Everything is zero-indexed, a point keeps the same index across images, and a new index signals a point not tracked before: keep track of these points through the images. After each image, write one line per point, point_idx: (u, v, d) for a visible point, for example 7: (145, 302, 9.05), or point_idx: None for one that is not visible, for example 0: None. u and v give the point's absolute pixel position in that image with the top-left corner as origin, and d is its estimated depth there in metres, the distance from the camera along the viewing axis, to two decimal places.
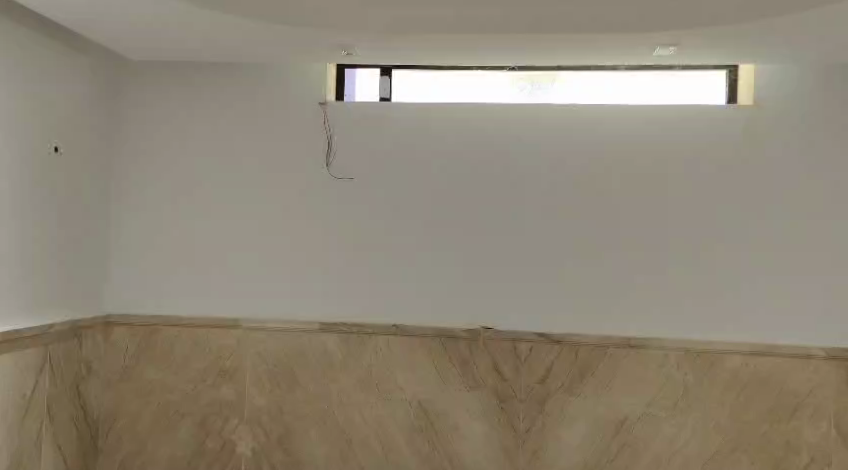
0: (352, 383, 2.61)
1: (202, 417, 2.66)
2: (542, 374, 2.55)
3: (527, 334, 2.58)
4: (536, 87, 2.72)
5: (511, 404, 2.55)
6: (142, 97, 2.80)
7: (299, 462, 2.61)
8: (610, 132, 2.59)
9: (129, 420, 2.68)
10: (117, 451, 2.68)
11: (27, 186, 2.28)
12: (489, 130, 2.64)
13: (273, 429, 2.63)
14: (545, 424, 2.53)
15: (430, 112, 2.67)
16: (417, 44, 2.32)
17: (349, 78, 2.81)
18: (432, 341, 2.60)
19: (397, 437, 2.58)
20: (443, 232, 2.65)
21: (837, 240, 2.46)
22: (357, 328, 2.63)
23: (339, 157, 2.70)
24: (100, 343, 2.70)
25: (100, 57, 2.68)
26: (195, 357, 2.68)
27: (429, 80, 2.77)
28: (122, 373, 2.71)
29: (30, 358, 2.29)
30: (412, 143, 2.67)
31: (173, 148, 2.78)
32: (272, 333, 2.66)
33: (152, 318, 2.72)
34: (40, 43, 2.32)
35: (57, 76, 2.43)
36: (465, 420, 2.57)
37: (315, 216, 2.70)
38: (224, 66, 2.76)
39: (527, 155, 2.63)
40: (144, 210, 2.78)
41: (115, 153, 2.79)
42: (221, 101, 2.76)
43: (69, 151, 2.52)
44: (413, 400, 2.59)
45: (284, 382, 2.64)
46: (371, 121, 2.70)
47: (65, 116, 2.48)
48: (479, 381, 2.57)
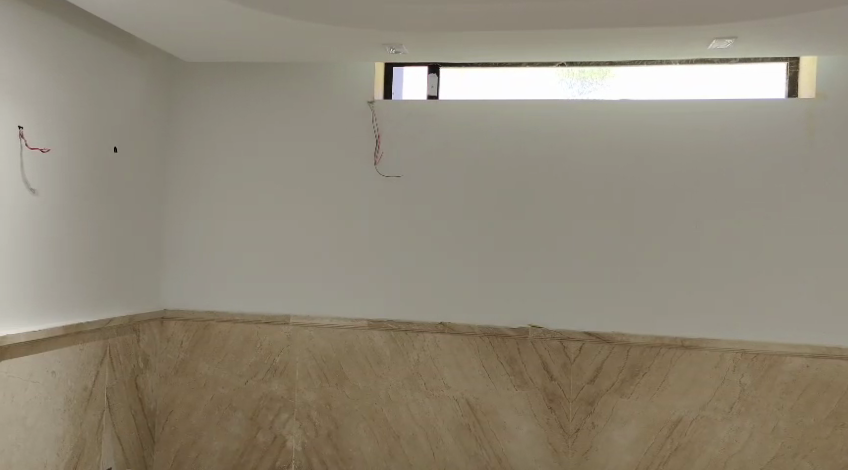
0: (400, 380, 2.62)
1: (253, 411, 2.71)
2: (591, 374, 2.51)
3: (576, 333, 2.54)
4: (586, 83, 2.68)
5: (559, 404, 2.52)
6: (195, 98, 2.86)
7: (348, 458, 2.63)
8: (663, 127, 2.53)
9: (184, 413, 2.75)
10: (173, 442, 2.76)
11: (85, 185, 2.39)
12: (537, 127, 2.61)
13: (322, 424, 2.66)
14: (595, 425, 2.50)
15: (478, 109, 2.65)
16: (463, 43, 2.31)
17: (397, 77, 2.82)
18: (480, 338, 2.59)
19: (445, 435, 2.58)
20: (490, 231, 2.63)
21: (838, 240, 2.40)
22: (405, 325, 2.64)
23: (386, 155, 2.71)
24: (157, 337, 2.77)
25: (155, 59, 2.76)
26: (247, 352, 2.73)
27: (477, 78, 2.76)
28: (177, 367, 2.77)
29: (90, 350, 2.38)
30: (459, 141, 2.66)
31: (224, 147, 2.83)
32: (321, 329, 2.70)
33: (205, 314, 2.79)
34: (98, 47, 2.42)
35: (114, 79, 2.52)
36: (513, 419, 2.55)
37: (362, 215, 2.72)
38: (275, 66, 2.81)
39: (576, 151, 2.59)
40: (197, 208, 2.84)
41: (170, 153, 2.87)
42: (271, 102, 2.80)
43: (125, 151, 2.62)
44: (460, 398, 2.58)
45: (332, 378, 2.67)
46: (418, 119, 2.70)
47: (121, 117, 2.58)
48: (527, 380, 2.55)
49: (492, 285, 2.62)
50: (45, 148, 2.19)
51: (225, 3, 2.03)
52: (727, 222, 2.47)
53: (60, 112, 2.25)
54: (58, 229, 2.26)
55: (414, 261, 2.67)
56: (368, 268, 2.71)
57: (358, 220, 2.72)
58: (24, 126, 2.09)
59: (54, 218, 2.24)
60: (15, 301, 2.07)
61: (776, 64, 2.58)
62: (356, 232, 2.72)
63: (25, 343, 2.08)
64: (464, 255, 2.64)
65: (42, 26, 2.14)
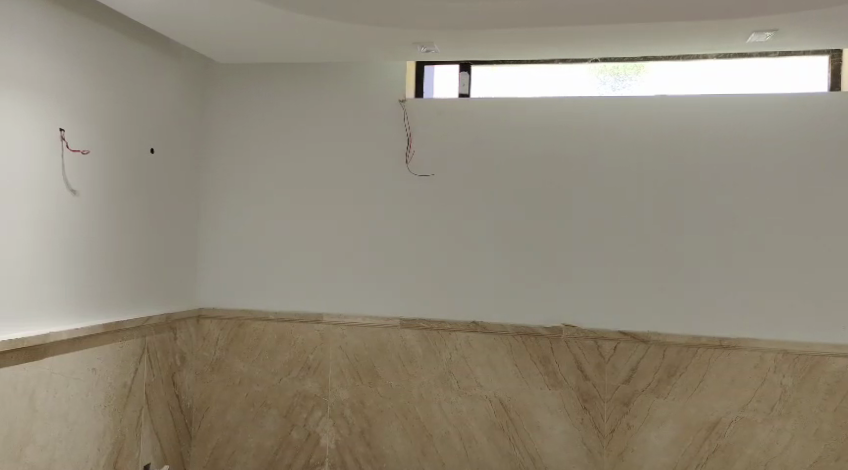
0: (433, 378, 2.62)
1: (287, 409, 2.74)
2: (627, 374, 2.48)
3: (610, 333, 2.51)
4: (619, 79, 2.65)
5: (594, 404, 2.50)
6: (229, 99, 2.90)
7: (381, 456, 2.64)
8: (700, 122, 2.49)
9: (219, 410, 2.79)
10: (209, 439, 2.80)
11: (123, 186, 2.44)
12: (571, 124, 2.59)
13: (355, 423, 2.68)
14: (631, 425, 2.46)
15: (510, 107, 2.64)
16: (495, 41, 2.30)
17: (428, 75, 2.82)
18: (513, 338, 2.58)
19: (478, 435, 2.57)
20: (522, 228, 2.61)
21: None
22: (437, 324, 2.64)
23: (418, 154, 2.71)
24: (193, 334, 2.82)
25: (190, 61, 2.80)
26: (281, 350, 2.76)
27: (508, 75, 2.74)
28: (212, 365, 2.81)
29: (130, 348, 2.43)
30: (490, 139, 2.65)
31: (257, 147, 2.86)
32: (353, 328, 2.71)
33: (240, 312, 2.82)
34: (135, 51, 2.47)
35: (151, 81, 2.57)
36: (547, 419, 2.53)
37: (393, 213, 2.72)
38: (307, 67, 2.83)
39: (610, 148, 2.56)
40: (231, 208, 2.88)
41: (204, 153, 2.91)
42: (303, 102, 2.82)
43: (162, 152, 2.66)
44: (493, 397, 2.57)
45: (365, 376, 2.68)
46: (450, 117, 2.70)
47: (157, 119, 2.62)
48: (561, 380, 2.52)
49: (524, 283, 2.61)
50: (85, 150, 2.24)
51: (259, 5, 2.05)
52: (767, 219, 2.42)
53: (99, 114, 2.30)
54: (98, 229, 2.31)
55: (446, 260, 2.67)
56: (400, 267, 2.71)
57: (390, 219, 2.73)
58: (65, 128, 2.14)
59: (94, 218, 2.29)
60: (56, 299, 2.12)
61: (817, 57, 2.52)
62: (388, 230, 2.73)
63: (67, 341, 2.13)
64: (496, 254, 2.63)
65: (81, 31, 2.19)
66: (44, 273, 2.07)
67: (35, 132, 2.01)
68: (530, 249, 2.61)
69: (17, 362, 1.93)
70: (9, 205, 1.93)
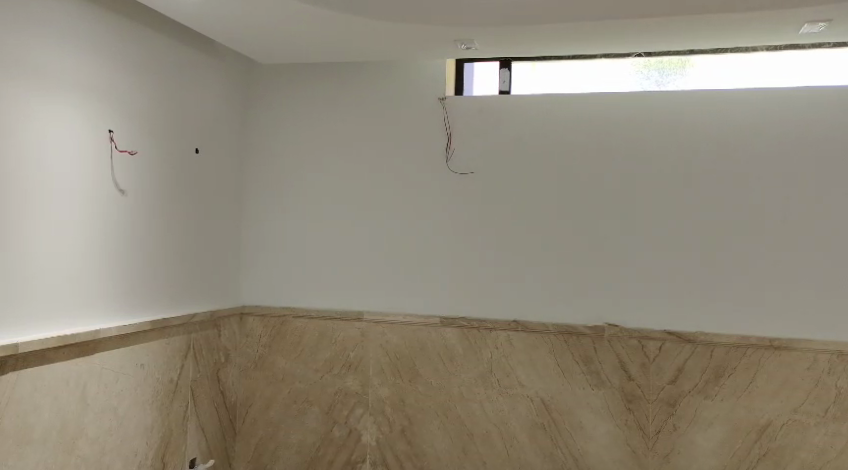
0: (474, 377, 2.61)
1: (328, 406, 2.76)
2: (673, 374, 2.43)
3: (655, 332, 2.46)
4: (664, 74, 2.60)
5: (639, 405, 2.45)
6: (270, 99, 2.94)
7: (422, 453, 2.64)
8: (750, 116, 2.42)
9: (263, 406, 2.83)
10: (253, 434, 2.84)
11: (169, 186, 2.49)
12: (614, 120, 2.55)
13: (396, 420, 2.68)
14: (677, 427, 2.41)
15: (551, 103, 2.61)
16: (536, 36, 2.27)
17: (468, 73, 2.82)
18: (555, 337, 2.55)
19: (520, 435, 2.55)
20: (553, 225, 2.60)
21: None
22: (478, 322, 2.62)
23: (458, 152, 2.71)
24: (236, 331, 2.86)
25: (233, 62, 2.85)
26: (322, 348, 2.78)
27: (549, 71, 2.71)
28: (256, 361, 2.85)
29: (176, 344, 2.48)
30: (532, 136, 2.63)
31: (298, 146, 2.89)
32: (394, 327, 2.71)
33: (282, 309, 2.85)
34: (180, 53, 2.52)
35: (195, 82, 2.62)
36: (590, 419, 2.49)
37: (422, 213, 2.73)
38: (347, 66, 2.84)
39: (654, 143, 2.51)
40: (272, 206, 2.92)
41: (247, 152, 2.96)
42: (342, 101, 2.84)
43: (207, 153, 2.71)
44: (535, 397, 2.54)
45: (406, 374, 2.68)
46: (490, 114, 2.68)
47: (202, 119, 2.67)
48: (604, 380, 2.49)
49: (566, 281, 2.58)
50: (133, 151, 2.29)
51: (301, 5, 2.06)
52: (821, 215, 2.34)
53: (146, 116, 2.35)
54: (145, 228, 2.37)
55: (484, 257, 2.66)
56: (427, 266, 2.72)
57: (416, 219, 2.74)
58: (114, 129, 2.20)
59: (141, 218, 2.35)
60: (108, 296, 2.18)
61: None
62: (416, 230, 2.74)
63: (117, 337, 2.18)
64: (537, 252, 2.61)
65: (128, 34, 2.24)
66: (94, 272, 2.12)
67: (85, 134, 2.07)
68: (573, 247, 2.57)
69: (69, 357, 1.99)
70: (62, 204, 1.98)
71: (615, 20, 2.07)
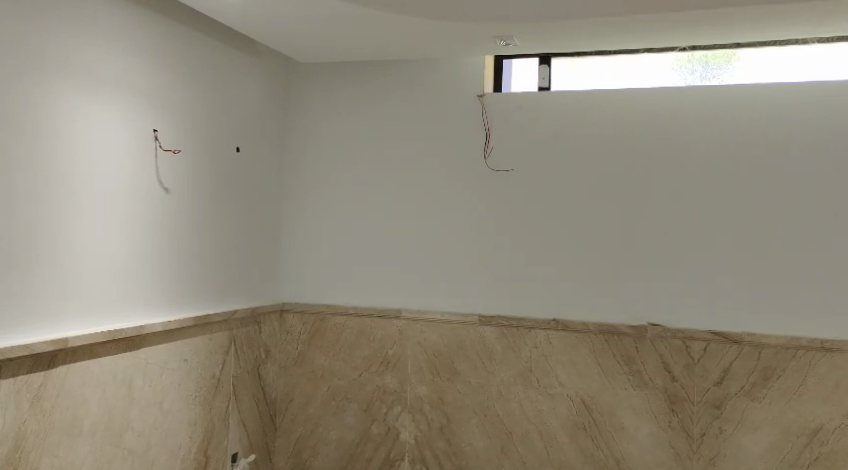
0: (513, 376, 2.59)
1: (367, 403, 2.77)
2: (718, 376, 2.37)
3: (700, 332, 2.40)
4: (709, 68, 2.55)
5: (683, 406, 2.40)
6: (310, 98, 2.97)
7: (460, 452, 2.63)
8: (800, 111, 2.34)
9: (302, 402, 2.86)
10: (292, 430, 2.87)
11: (211, 184, 2.53)
12: (657, 115, 2.50)
13: (434, 418, 2.68)
14: (723, 430, 2.35)
15: (591, 99, 2.58)
16: (576, 31, 2.24)
17: (507, 70, 2.80)
18: (596, 336, 2.51)
19: (560, 435, 2.52)
20: (574, 224, 2.58)
21: None
22: (516, 322, 2.60)
23: (496, 149, 2.69)
24: (277, 328, 2.90)
25: (273, 62, 2.89)
26: (361, 345, 2.80)
27: (590, 67, 2.68)
28: (296, 358, 2.89)
29: (219, 340, 2.52)
30: (573, 133, 2.60)
31: (337, 145, 2.92)
32: (432, 325, 2.71)
33: (321, 307, 2.88)
34: (222, 53, 2.56)
35: (236, 82, 2.66)
36: (632, 421, 2.45)
37: (442, 212, 2.75)
38: (385, 64, 2.85)
39: (699, 139, 2.45)
40: (313, 204, 2.95)
41: (287, 151, 3.00)
42: (380, 99, 2.85)
43: (248, 151, 2.75)
44: (575, 397, 2.51)
45: (444, 373, 2.68)
46: (530, 110, 2.66)
47: (243, 119, 2.71)
48: (647, 381, 2.44)
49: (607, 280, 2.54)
50: (176, 150, 2.34)
51: (339, 4, 2.07)
52: None
53: (189, 115, 2.39)
54: (188, 226, 2.41)
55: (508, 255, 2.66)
56: (438, 265, 2.75)
57: (440, 217, 2.75)
58: (158, 129, 2.24)
59: (185, 216, 2.39)
60: (152, 292, 2.23)
61: None
62: (427, 229, 2.77)
63: (161, 332, 2.23)
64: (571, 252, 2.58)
65: (171, 35, 2.28)
66: (139, 268, 2.17)
67: (131, 133, 2.11)
68: (582, 248, 2.57)
69: (116, 352, 2.03)
70: (109, 202, 2.03)
71: (658, 14, 2.03)
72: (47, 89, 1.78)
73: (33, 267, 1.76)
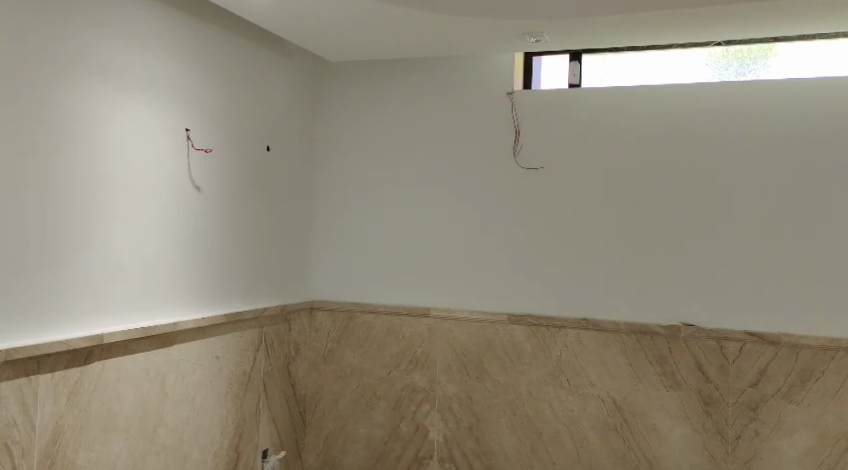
0: (542, 375, 2.57)
1: (395, 401, 2.78)
2: (754, 377, 2.32)
3: (735, 333, 2.35)
4: (744, 63, 2.49)
5: (717, 408, 2.35)
6: (339, 97, 2.98)
7: (490, 452, 2.62)
8: (841, 106, 2.27)
9: (331, 400, 2.87)
10: (322, 428, 2.88)
11: (242, 182, 2.55)
12: (690, 112, 2.46)
13: (463, 417, 2.67)
14: (759, 432, 2.30)
15: (622, 96, 2.55)
16: (607, 27, 2.20)
17: (536, 67, 2.79)
18: (627, 336, 2.48)
19: (591, 435, 2.50)
20: (604, 222, 2.56)
21: None
22: (546, 321, 2.58)
23: (526, 147, 2.67)
24: (306, 326, 2.92)
25: (303, 61, 2.90)
26: (389, 343, 2.80)
27: (621, 64, 2.65)
28: (325, 356, 2.90)
29: (249, 337, 2.54)
30: (604, 130, 2.57)
31: (365, 143, 2.93)
32: (461, 323, 2.71)
33: (350, 305, 2.89)
34: (252, 53, 2.58)
35: (267, 81, 2.68)
36: (665, 422, 2.41)
37: (471, 210, 2.75)
38: (413, 62, 2.85)
39: (735, 136, 2.40)
40: (342, 203, 2.96)
41: (316, 150, 3.01)
42: (409, 97, 2.86)
43: (278, 150, 2.77)
44: (606, 397, 2.49)
45: (473, 371, 2.67)
46: (561, 108, 2.64)
47: (274, 118, 2.73)
48: (680, 382, 2.40)
49: (632, 279, 2.52)
50: (208, 149, 2.36)
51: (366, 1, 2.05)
52: None
53: (220, 114, 2.41)
54: (220, 224, 2.43)
55: (537, 254, 2.64)
56: (467, 264, 2.75)
57: (468, 215, 2.75)
58: (190, 128, 2.26)
59: (216, 214, 2.41)
60: (184, 290, 2.25)
61: None
62: (455, 227, 2.77)
63: (194, 329, 2.25)
64: (571, 252, 2.60)
65: (202, 35, 2.30)
66: (172, 266, 2.19)
67: (163, 133, 2.14)
68: (607, 246, 2.55)
69: (150, 349, 2.06)
70: (143, 201, 2.06)
71: (691, 9, 1.99)
72: (83, 90, 1.80)
73: (70, 265, 1.79)
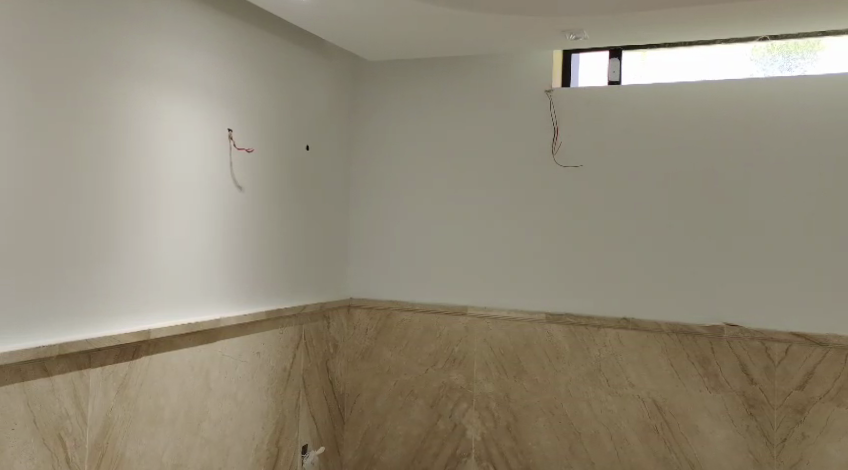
0: (581, 375, 2.55)
1: (433, 399, 2.79)
2: (801, 379, 2.26)
3: (780, 334, 2.30)
4: (790, 58, 2.44)
5: (762, 410, 2.30)
6: (376, 96, 3.00)
7: (527, 451, 2.62)
8: None
9: (369, 397, 2.90)
10: (360, 424, 2.92)
11: (283, 182, 2.59)
12: (734, 108, 2.41)
13: (501, 416, 2.67)
14: (806, 436, 2.24)
15: (662, 92, 2.51)
16: (646, 23, 2.17)
17: (575, 64, 2.78)
18: (668, 336, 2.45)
19: (630, 436, 2.47)
20: (644, 220, 2.53)
21: None
22: (584, 320, 2.56)
23: (564, 145, 2.66)
24: (345, 324, 2.95)
25: (342, 61, 2.94)
26: (427, 341, 2.82)
27: (662, 60, 2.61)
28: (362, 354, 2.93)
29: (290, 334, 2.58)
30: (644, 128, 2.54)
31: (402, 142, 2.95)
32: (498, 322, 2.71)
33: (387, 303, 2.91)
34: (292, 54, 2.62)
35: (306, 81, 2.71)
36: (707, 424, 2.37)
37: (508, 208, 2.74)
38: (450, 61, 2.86)
39: (780, 132, 2.35)
40: (380, 202, 2.99)
41: (354, 149, 3.04)
42: (445, 96, 2.87)
43: (317, 150, 2.81)
44: (646, 398, 2.46)
45: (511, 370, 2.67)
46: (600, 106, 2.61)
47: (313, 118, 2.77)
48: (723, 383, 2.36)
49: (654, 279, 2.51)
50: (250, 149, 2.40)
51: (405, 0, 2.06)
52: None
53: (261, 114, 2.45)
54: (262, 223, 2.48)
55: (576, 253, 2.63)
56: (504, 262, 2.75)
57: (506, 214, 2.75)
58: (232, 129, 2.31)
59: (258, 213, 2.46)
60: (227, 288, 2.30)
61: None
62: (492, 226, 2.77)
63: (237, 326, 2.30)
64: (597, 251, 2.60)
65: (244, 37, 2.34)
66: (215, 265, 2.24)
67: (206, 134, 2.18)
68: (646, 245, 2.52)
69: (194, 345, 2.11)
70: (188, 201, 2.11)
71: (735, 4, 1.95)
72: (132, 92, 1.86)
73: (118, 263, 1.84)
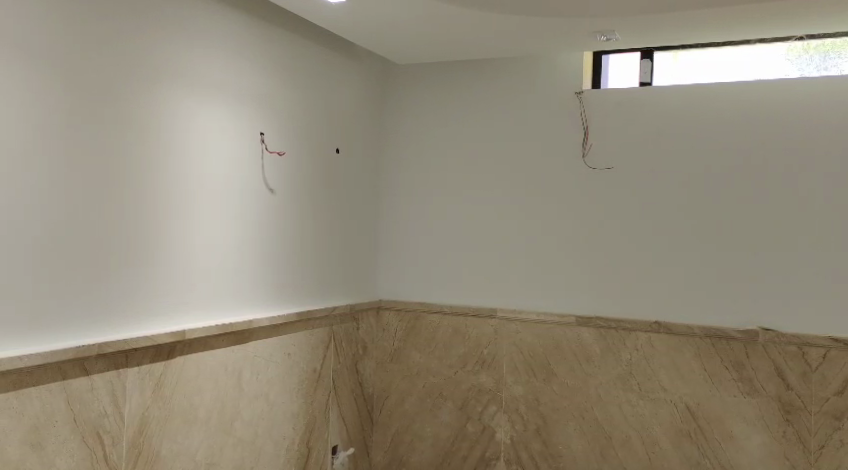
0: (612, 379, 2.54)
1: (462, 401, 2.79)
2: (840, 385, 2.21)
3: (818, 338, 2.25)
4: (828, 58, 2.39)
5: (799, 416, 2.26)
6: (406, 99, 3.02)
7: (557, 454, 2.61)
8: None
9: (398, 399, 2.92)
10: (388, 426, 2.93)
11: (314, 185, 2.62)
12: (769, 108, 2.37)
13: (531, 419, 2.66)
14: (845, 443, 2.19)
15: (695, 93, 2.48)
16: (676, 23, 2.15)
17: (606, 66, 2.76)
18: (701, 340, 2.42)
19: (662, 441, 2.45)
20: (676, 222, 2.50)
21: None
22: (615, 323, 2.54)
23: (594, 147, 2.65)
24: (374, 326, 2.97)
25: (371, 64, 2.96)
26: (456, 343, 2.82)
27: (695, 61, 2.58)
28: (391, 355, 2.95)
29: (320, 336, 2.61)
30: (676, 129, 2.51)
31: (431, 144, 2.96)
32: (527, 325, 2.70)
33: (416, 304, 2.93)
34: (323, 57, 2.64)
35: (336, 85, 2.74)
36: (742, 429, 2.34)
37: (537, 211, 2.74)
38: (479, 64, 2.86)
39: (818, 133, 2.29)
40: (408, 204, 3.01)
41: (384, 152, 3.06)
42: (474, 98, 2.87)
43: (347, 152, 2.83)
44: (679, 402, 2.43)
45: (540, 373, 2.66)
46: (631, 107, 2.59)
47: (343, 121, 2.79)
48: (758, 388, 2.32)
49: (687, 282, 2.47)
50: (282, 152, 2.43)
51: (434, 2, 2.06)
52: None
53: (293, 118, 2.48)
54: (294, 225, 2.51)
55: (606, 255, 2.61)
56: (533, 265, 2.74)
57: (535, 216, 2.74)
58: (264, 132, 2.34)
59: (290, 216, 2.49)
60: (260, 290, 2.33)
61: None
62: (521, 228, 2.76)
63: (269, 327, 2.33)
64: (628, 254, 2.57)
65: (275, 42, 2.37)
66: (248, 266, 2.27)
67: (239, 138, 2.21)
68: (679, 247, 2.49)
69: (227, 345, 2.14)
70: (222, 204, 2.15)
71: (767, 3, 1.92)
72: (166, 97, 1.90)
73: (154, 265, 1.88)
